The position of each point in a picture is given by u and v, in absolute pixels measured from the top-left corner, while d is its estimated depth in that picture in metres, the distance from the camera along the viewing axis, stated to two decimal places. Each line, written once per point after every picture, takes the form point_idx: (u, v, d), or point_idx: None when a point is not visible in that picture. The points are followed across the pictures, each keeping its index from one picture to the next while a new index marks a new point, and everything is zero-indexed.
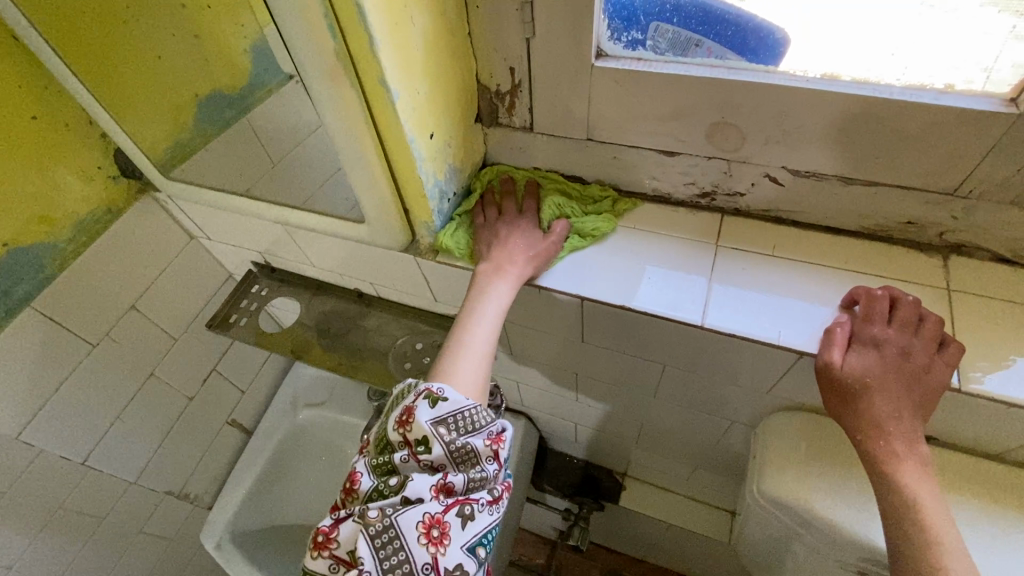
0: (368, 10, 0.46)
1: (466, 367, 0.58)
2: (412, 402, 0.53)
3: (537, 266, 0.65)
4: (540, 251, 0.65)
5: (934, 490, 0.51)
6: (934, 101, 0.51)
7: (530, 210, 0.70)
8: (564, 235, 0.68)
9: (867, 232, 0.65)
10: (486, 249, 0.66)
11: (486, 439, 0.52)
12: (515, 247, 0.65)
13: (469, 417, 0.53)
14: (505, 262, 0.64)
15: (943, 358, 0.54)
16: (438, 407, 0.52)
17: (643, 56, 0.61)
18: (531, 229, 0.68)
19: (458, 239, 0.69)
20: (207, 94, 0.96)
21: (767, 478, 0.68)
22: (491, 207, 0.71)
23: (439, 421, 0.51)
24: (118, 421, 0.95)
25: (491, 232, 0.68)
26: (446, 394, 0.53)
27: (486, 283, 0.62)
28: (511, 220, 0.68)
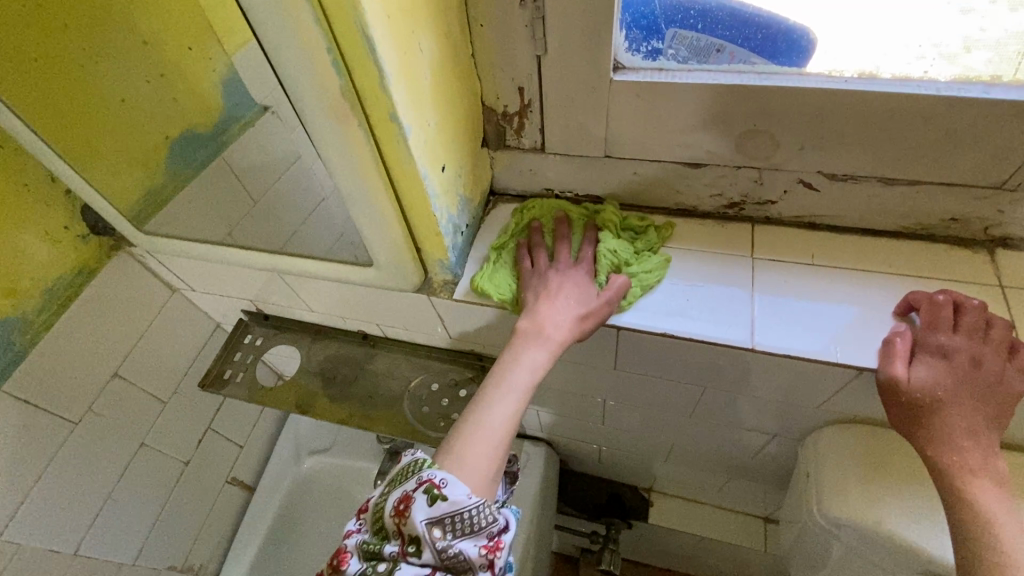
0: (377, 41, 0.41)
1: (480, 446, 0.50)
2: (411, 491, 0.47)
3: (580, 333, 0.57)
4: (584, 316, 0.57)
5: (1008, 506, 0.47)
6: (984, 94, 0.48)
7: (587, 260, 0.62)
8: (622, 292, 0.60)
9: (907, 231, 0.62)
10: (530, 302, 0.59)
11: (483, 546, 0.46)
12: (559, 307, 0.58)
13: (471, 518, 0.46)
14: (546, 326, 0.56)
15: (1015, 364, 0.51)
16: (436, 506, 0.46)
17: (664, 66, 0.57)
18: (585, 284, 0.60)
19: (499, 284, 0.63)
20: (177, 135, 0.89)
21: (829, 499, 0.64)
22: (540, 251, 0.63)
23: (435, 523, 0.46)
24: (110, 500, 0.87)
25: (538, 282, 0.60)
26: (448, 491, 0.46)
27: (523, 347, 0.56)
28: (563, 270, 0.61)
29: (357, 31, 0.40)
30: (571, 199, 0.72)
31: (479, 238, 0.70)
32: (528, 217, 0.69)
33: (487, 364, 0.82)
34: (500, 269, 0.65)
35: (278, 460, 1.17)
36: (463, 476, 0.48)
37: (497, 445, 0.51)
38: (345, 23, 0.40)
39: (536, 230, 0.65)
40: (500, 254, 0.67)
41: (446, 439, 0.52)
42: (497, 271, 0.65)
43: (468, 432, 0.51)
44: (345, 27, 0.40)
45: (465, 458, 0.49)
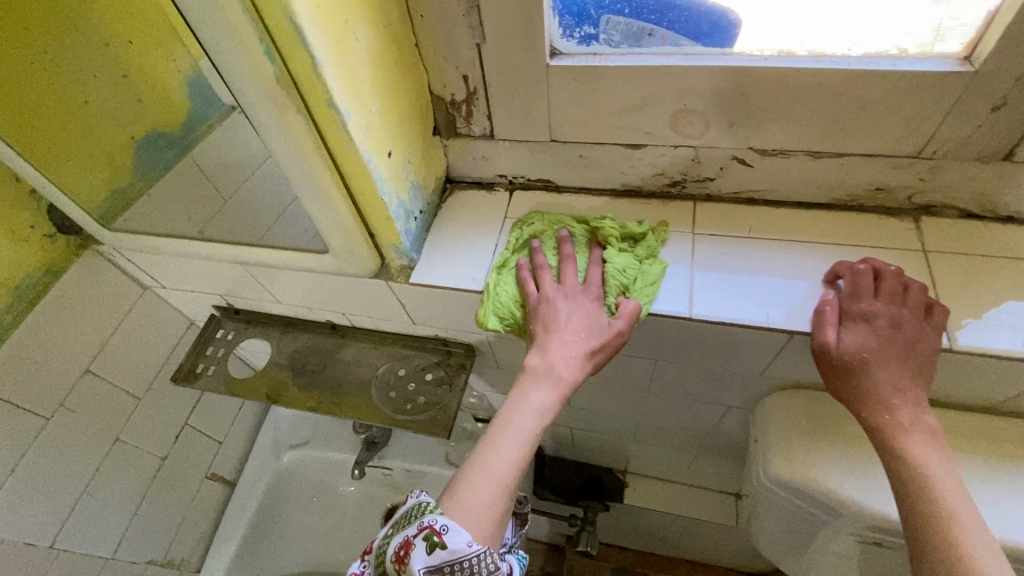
0: (305, 27, 0.44)
1: (486, 490, 0.51)
2: (412, 537, 0.48)
3: (586, 369, 0.58)
4: (593, 350, 0.58)
5: (945, 462, 0.50)
6: (891, 67, 0.51)
7: (592, 286, 0.62)
8: (633, 317, 0.59)
9: (839, 202, 0.64)
10: (539, 334, 0.60)
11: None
12: (569, 340, 0.58)
13: (471, 568, 0.46)
14: (555, 365, 0.57)
15: (932, 321, 0.54)
16: (434, 554, 0.46)
17: (598, 50, 0.59)
18: (592, 314, 0.60)
19: (504, 312, 0.64)
20: (143, 134, 0.91)
21: (773, 460, 0.67)
22: (545, 275, 0.63)
23: (433, 572, 0.45)
24: (86, 495, 0.89)
25: (545, 310, 0.60)
26: (447, 538, 0.47)
27: (531, 386, 0.56)
28: (570, 296, 0.61)
29: (284, 18, 0.42)
30: (524, 183, 0.74)
31: (435, 224, 0.73)
32: (530, 232, 0.69)
33: (452, 347, 0.85)
34: (504, 291, 0.65)
35: (258, 455, 1.19)
36: (468, 523, 0.49)
37: (503, 488, 0.51)
38: (272, 10, 0.42)
39: (538, 250, 0.65)
40: (503, 273, 0.66)
41: (451, 482, 0.53)
42: (501, 293, 0.65)
43: (474, 475, 0.52)
44: (273, 13, 0.42)
45: (469, 503, 0.50)
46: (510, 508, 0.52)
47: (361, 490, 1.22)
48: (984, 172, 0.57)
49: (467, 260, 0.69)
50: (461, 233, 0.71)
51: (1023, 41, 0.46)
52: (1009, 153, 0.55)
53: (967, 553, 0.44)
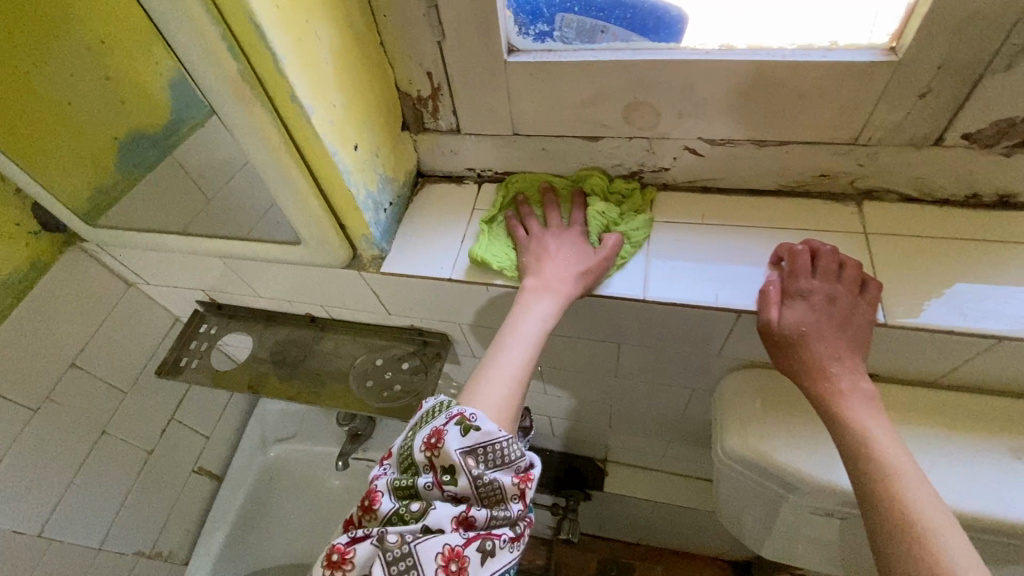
0: (266, 26, 0.47)
1: (502, 386, 0.55)
2: (443, 426, 0.51)
3: (584, 286, 0.62)
4: (587, 269, 0.62)
5: (888, 425, 0.52)
6: (822, 58, 0.54)
7: (578, 222, 0.67)
8: (616, 249, 0.64)
9: (787, 189, 0.68)
10: (531, 264, 0.64)
11: (514, 477, 0.50)
12: (561, 263, 0.63)
13: (502, 449, 0.50)
14: (551, 281, 0.61)
15: (866, 297, 0.57)
16: (469, 436, 0.50)
17: (553, 46, 0.62)
18: (581, 244, 0.65)
19: (497, 253, 0.68)
20: (126, 136, 0.93)
21: (731, 437, 0.69)
22: (533, 220, 0.69)
23: (469, 451, 0.49)
24: (73, 486, 0.91)
25: (538, 244, 0.66)
26: (478, 422, 0.50)
27: (531, 300, 0.61)
28: (556, 232, 0.67)
29: (245, 18, 0.46)
30: (492, 176, 0.77)
31: (406, 216, 0.76)
32: (513, 189, 0.74)
33: (428, 337, 0.88)
34: (496, 238, 0.70)
35: (245, 449, 1.21)
36: (490, 414, 0.53)
37: (516, 384, 0.55)
38: (234, 11, 0.45)
39: (523, 202, 0.71)
40: (491, 226, 0.72)
41: (468, 386, 0.56)
42: (492, 240, 0.70)
43: (488, 374, 0.56)
44: (235, 15, 0.46)
45: (488, 398, 0.54)
46: (523, 403, 0.56)
47: (348, 483, 1.25)
48: (917, 157, 0.60)
49: (435, 249, 0.72)
50: (430, 224, 0.74)
51: (938, 32, 0.50)
52: (938, 139, 0.58)
53: (898, 500, 0.46)
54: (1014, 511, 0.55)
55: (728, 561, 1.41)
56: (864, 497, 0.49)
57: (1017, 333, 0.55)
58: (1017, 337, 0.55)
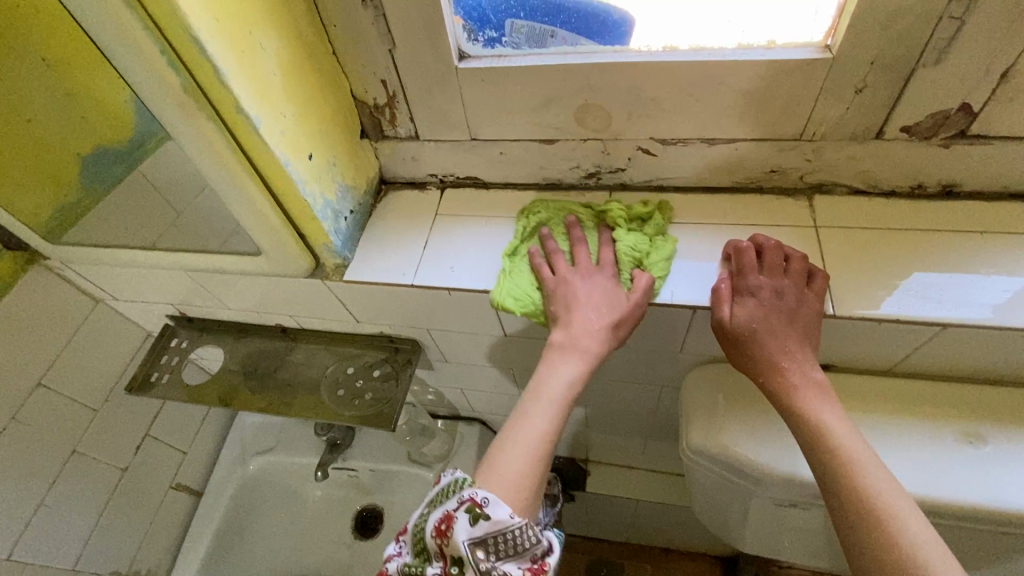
0: (205, 40, 0.48)
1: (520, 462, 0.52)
2: (454, 510, 0.49)
3: (612, 342, 0.60)
4: (616, 321, 0.60)
5: (843, 418, 0.53)
6: (760, 56, 0.56)
7: (607, 262, 0.64)
8: (649, 290, 0.62)
9: (740, 185, 0.69)
10: (560, 314, 0.62)
11: (526, 569, 0.47)
12: (590, 316, 0.60)
13: (514, 538, 0.47)
14: (580, 339, 0.59)
15: (813, 289, 0.59)
16: (479, 526, 0.48)
17: (502, 52, 0.63)
18: (610, 288, 0.62)
19: (522, 300, 0.65)
20: (91, 150, 0.91)
21: (694, 432, 0.69)
22: (558, 258, 0.66)
23: (478, 543, 0.47)
24: (42, 508, 0.90)
25: (566, 289, 0.63)
26: (489, 510, 0.48)
27: (558, 362, 0.58)
28: (584, 273, 0.64)
29: (182, 31, 0.46)
30: (454, 182, 0.78)
31: (369, 223, 0.76)
32: (536, 220, 0.71)
33: (399, 344, 0.88)
34: (519, 278, 0.67)
35: (224, 463, 1.20)
36: (504, 493, 0.50)
37: (537, 461, 0.53)
38: (171, 25, 0.46)
39: (548, 237, 0.68)
40: (514, 261, 0.68)
41: (487, 456, 0.54)
42: (516, 282, 0.67)
43: (510, 447, 0.53)
44: (172, 29, 0.47)
45: (505, 475, 0.51)
46: (548, 477, 0.54)
47: (330, 493, 1.25)
48: (861, 150, 0.62)
49: (396, 255, 0.72)
50: (392, 230, 0.75)
51: (867, 28, 0.51)
52: (878, 132, 0.60)
53: (862, 490, 0.47)
54: (965, 492, 0.56)
55: (715, 558, 1.40)
56: (835, 503, 0.48)
57: (957, 319, 0.56)
58: (957, 323, 0.56)
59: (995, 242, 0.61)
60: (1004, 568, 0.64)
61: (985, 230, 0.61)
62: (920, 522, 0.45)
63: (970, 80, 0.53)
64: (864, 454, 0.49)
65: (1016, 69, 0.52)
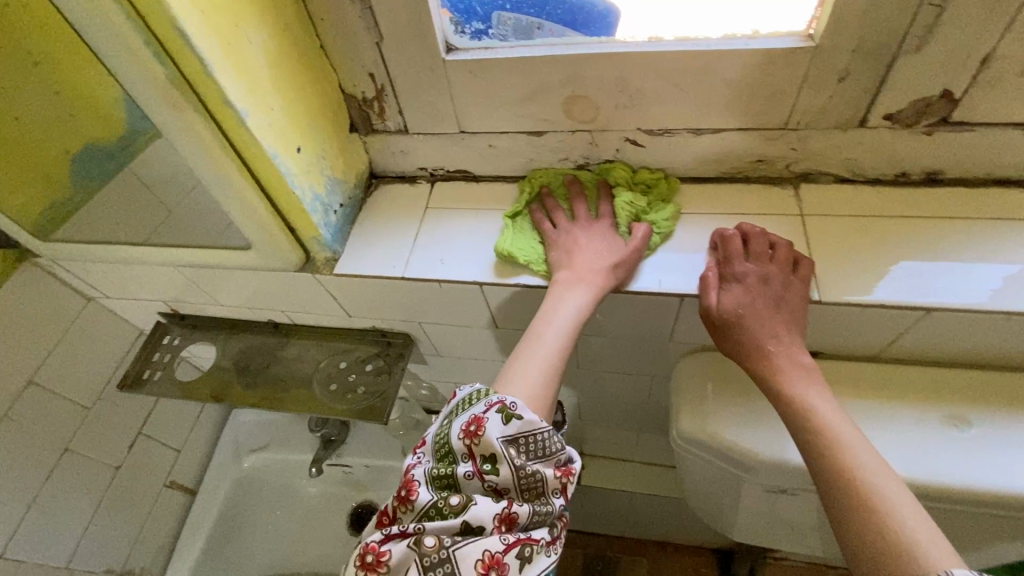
0: (191, 34, 0.48)
1: (537, 379, 0.54)
2: (483, 414, 0.50)
3: (617, 278, 0.61)
4: (618, 261, 0.62)
5: (831, 401, 0.53)
6: (744, 46, 0.56)
7: (606, 215, 0.67)
8: (647, 238, 0.64)
9: (727, 175, 0.70)
10: (562, 257, 0.64)
11: (554, 470, 0.50)
12: (593, 256, 0.62)
13: (543, 440, 0.50)
14: (585, 272, 0.61)
15: (799, 275, 0.59)
16: (511, 426, 0.49)
17: (489, 44, 0.63)
18: (609, 236, 0.64)
19: (525, 248, 0.67)
20: (80, 149, 0.90)
21: (684, 420, 0.70)
22: (558, 213, 0.68)
23: (511, 442, 0.48)
24: (35, 505, 0.90)
25: (567, 237, 0.65)
26: (519, 411, 0.50)
27: (566, 291, 0.60)
28: (583, 225, 0.66)
29: (168, 24, 0.47)
30: (445, 175, 0.78)
31: (359, 217, 0.76)
32: (538, 182, 0.73)
33: (391, 339, 0.88)
34: (521, 233, 0.69)
35: (218, 461, 1.20)
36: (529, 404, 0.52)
37: (551, 378, 0.55)
38: (157, 19, 0.47)
39: (549, 195, 0.71)
40: (515, 221, 0.71)
41: (504, 375, 0.55)
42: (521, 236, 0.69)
43: (528, 365, 0.55)
44: (157, 21, 0.47)
45: (526, 389, 0.53)
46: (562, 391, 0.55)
47: (326, 490, 1.25)
48: (845, 139, 0.63)
49: (386, 249, 0.72)
50: (383, 224, 0.75)
51: (848, 16, 0.52)
52: (861, 120, 0.61)
53: (849, 472, 0.47)
54: (950, 474, 0.57)
55: (711, 550, 1.41)
56: (823, 485, 0.49)
57: (942, 303, 0.57)
58: (942, 307, 0.57)
59: (977, 228, 0.61)
60: (990, 550, 0.65)
61: (967, 217, 0.62)
62: (906, 500, 0.45)
63: (951, 67, 0.54)
64: (851, 436, 0.50)
65: (995, 56, 0.52)
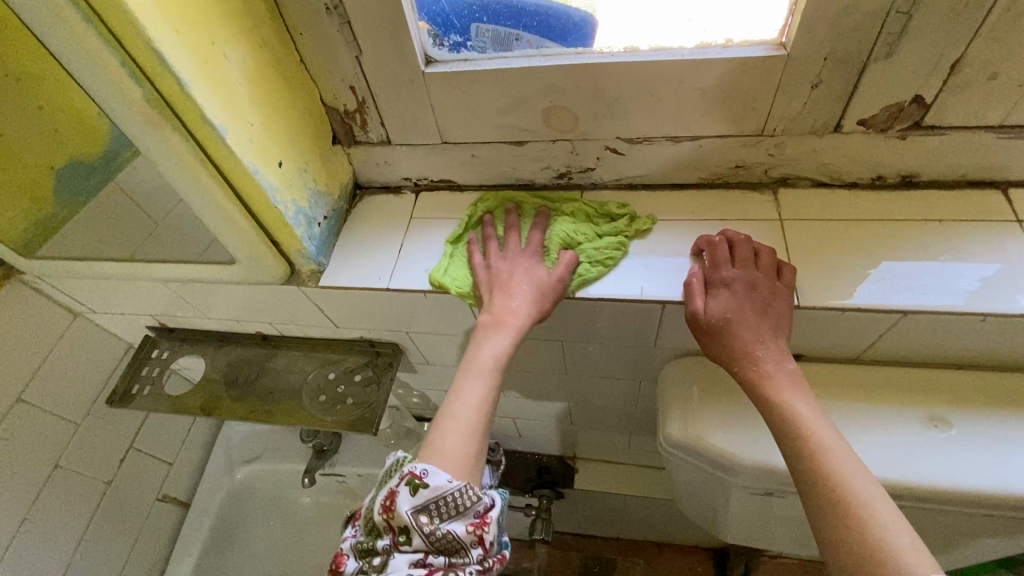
0: (165, 52, 0.48)
1: (453, 438, 0.54)
2: (395, 487, 0.51)
3: (538, 315, 0.61)
4: (540, 297, 0.62)
5: (813, 405, 0.53)
6: (718, 55, 0.57)
7: (536, 243, 0.67)
8: (572, 265, 0.65)
9: (708, 181, 0.70)
10: (488, 296, 0.64)
11: (470, 524, 0.50)
12: (517, 292, 0.62)
13: (455, 500, 0.50)
14: (503, 316, 0.61)
15: (783, 281, 0.60)
16: (419, 495, 0.50)
17: (468, 56, 0.64)
18: (534, 266, 0.64)
19: (456, 277, 0.68)
20: (63, 164, 0.89)
21: (670, 425, 0.70)
22: (490, 241, 0.68)
23: (421, 510, 0.49)
24: (27, 523, 0.89)
25: (494, 271, 0.65)
26: (428, 479, 0.50)
27: (485, 339, 0.60)
28: (511, 255, 0.66)
29: (143, 44, 0.47)
30: (428, 185, 0.79)
31: (344, 228, 0.77)
32: (483, 209, 0.73)
33: (379, 348, 0.89)
34: (457, 262, 0.70)
35: (210, 473, 1.20)
36: (443, 465, 0.52)
37: (471, 430, 0.55)
38: (132, 40, 0.47)
39: (488, 222, 0.70)
40: (456, 247, 0.71)
41: (425, 438, 0.55)
42: (454, 265, 0.69)
43: (444, 425, 0.55)
44: (133, 41, 0.47)
45: (441, 450, 0.53)
46: (486, 445, 0.56)
47: (319, 500, 1.25)
48: (822, 144, 0.63)
49: (372, 260, 0.73)
50: (366, 235, 0.75)
51: (818, 25, 0.52)
52: (836, 126, 0.62)
53: (835, 477, 0.48)
54: (931, 474, 0.57)
55: (706, 549, 1.42)
56: (808, 492, 0.49)
57: (920, 306, 0.57)
58: (918, 310, 0.57)
59: (953, 230, 0.62)
60: (973, 544, 0.66)
61: (944, 219, 0.63)
62: (888, 506, 0.46)
63: (922, 72, 0.55)
64: (833, 441, 0.50)
65: (964, 61, 0.53)
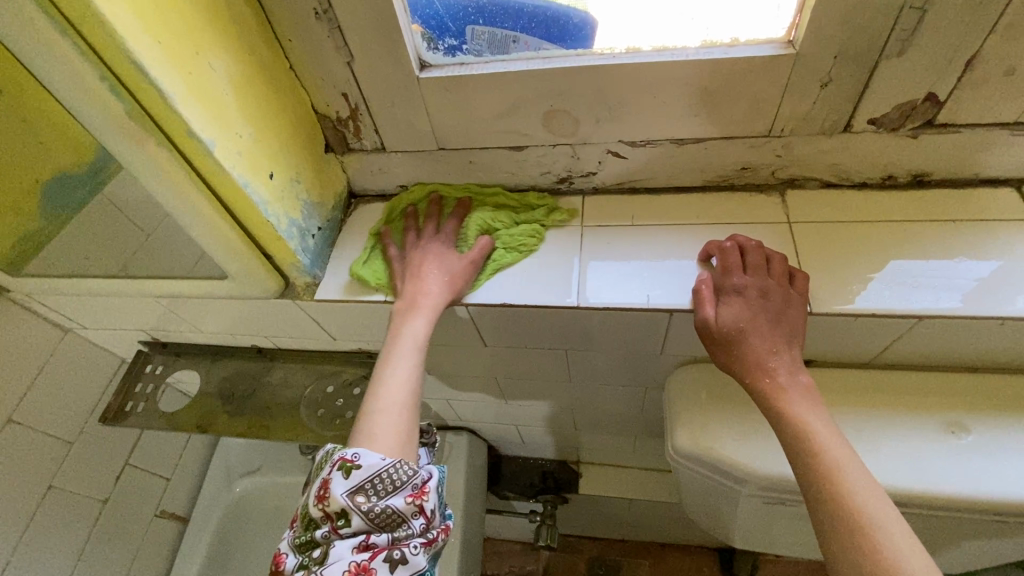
0: (148, 66, 0.46)
1: (383, 421, 0.55)
2: (328, 474, 0.52)
3: (454, 293, 0.63)
4: (454, 278, 0.63)
5: (825, 416, 0.52)
6: (724, 55, 0.55)
7: (449, 231, 0.68)
8: (487, 249, 0.66)
9: (713, 183, 0.68)
10: (404, 283, 0.65)
11: (408, 496, 0.51)
12: (430, 276, 0.63)
13: (389, 476, 0.51)
14: (418, 298, 0.62)
15: (796, 288, 0.58)
16: (353, 476, 0.50)
17: (464, 60, 0.62)
18: (445, 252, 0.66)
19: (375, 270, 0.69)
20: (51, 176, 0.85)
21: (680, 435, 0.68)
22: (408, 232, 0.70)
23: (356, 491, 0.50)
24: (22, 545, 0.87)
25: (407, 260, 0.66)
26: (360, 460, 0.51)
27: (402, 322, 0.61)
28: (427, 244, 0.67)
29: (122, 58, 0.45)
30: None
31: (339, 239, 0.74)
32: (405, 201, 0.74)
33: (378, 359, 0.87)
34: (376, 256, 0.71)
35: (208, 487, 1.17)
36: (375, 447, 0.53)
37: (401, 410, 0.56)
38: (112, 54, 0.45)
39: (410, 214, 0.71)
40: (377, 240, 0.72)
41: (354, 425, 0.57)
42: (373, 258, 0.70)
43: (373, 409, 0.56)
44: (112, 55, 0.45)
45: (373, 434, 0.54)
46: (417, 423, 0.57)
47: None
48: (831, 143, 0.61)
49: None
50: (361, 245, 0.73)
51: (828, 23, 0.51)
52: (845, 125, 0.60)
53: (848, 493, 0.46)
54: (950, 481, 0.56)
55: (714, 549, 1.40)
56: (817, 508, 0.47)
57: (934, 310, 0.56)
58: (933, 314, 0.56)
59: (967, 229, 0.60)
60: (993, 548, 0.64)
61: (957, 218, 0.61)
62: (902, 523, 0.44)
63: (935, 69, 0.53)
64: (845, 453, 0.49)
65: (980, 56, 0.51)
